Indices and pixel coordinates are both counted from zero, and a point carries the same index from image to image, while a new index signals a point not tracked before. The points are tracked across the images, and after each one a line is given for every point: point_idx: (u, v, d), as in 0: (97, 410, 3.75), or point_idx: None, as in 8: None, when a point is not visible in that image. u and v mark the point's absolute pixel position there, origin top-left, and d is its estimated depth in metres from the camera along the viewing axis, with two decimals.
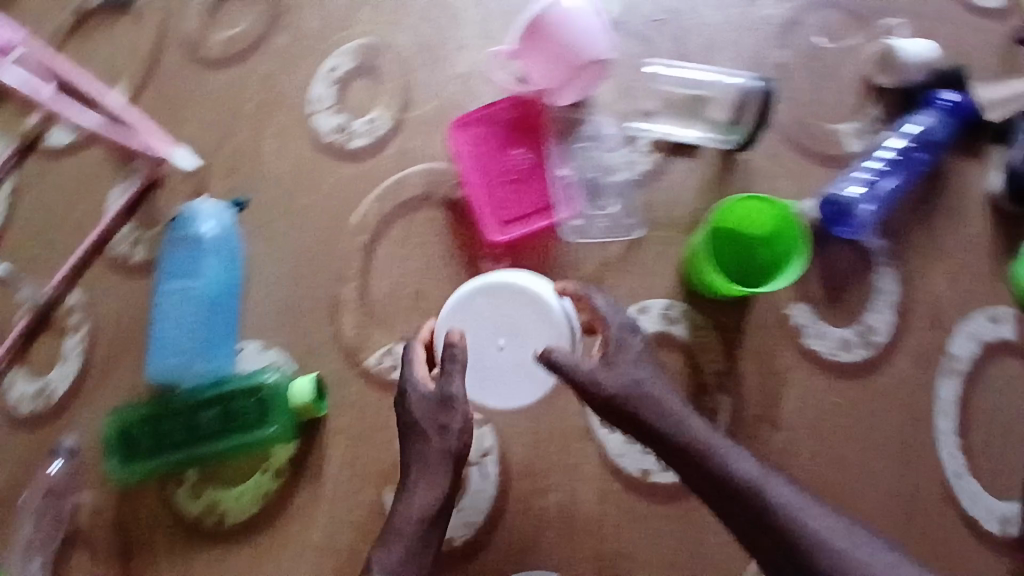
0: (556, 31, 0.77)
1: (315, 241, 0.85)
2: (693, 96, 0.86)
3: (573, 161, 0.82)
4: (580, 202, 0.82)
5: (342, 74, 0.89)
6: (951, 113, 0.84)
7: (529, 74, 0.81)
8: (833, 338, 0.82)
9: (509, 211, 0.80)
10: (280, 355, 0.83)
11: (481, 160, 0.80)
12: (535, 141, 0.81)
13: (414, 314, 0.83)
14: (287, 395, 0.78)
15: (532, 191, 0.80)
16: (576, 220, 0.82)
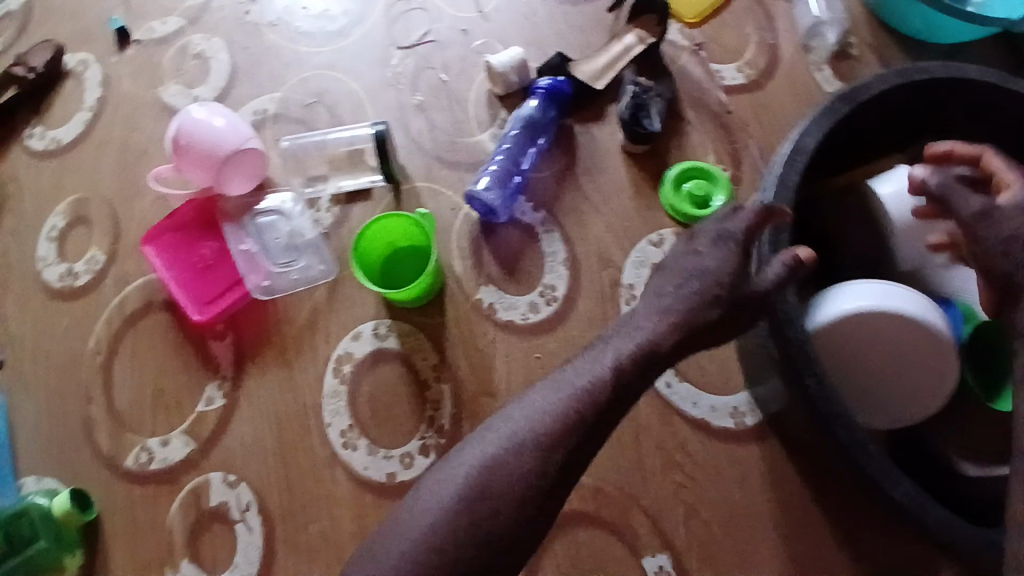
0: (195, 142, 0.93)
1: (65, 374, 0.96)
2: (352, 152, 1.04)
3: (253, 236, 0.96)
4: (269, 265, 0.95)
5: (62, 231, 1.04)
6: (550, 97, 1.03)
7: (192, 172, 0.95)
8: (522, 305, 0.94)
9: (207, 293, 0.93)
10: (55, 478, 0.91)
11: (169, 258, 0.93)
12: (215, 231, 0.95)
13: (156, 411, 0.91)
14: (50, 509, 0.84)
15: (222, 272, 0.94)
16: (265, 280, 0.94)
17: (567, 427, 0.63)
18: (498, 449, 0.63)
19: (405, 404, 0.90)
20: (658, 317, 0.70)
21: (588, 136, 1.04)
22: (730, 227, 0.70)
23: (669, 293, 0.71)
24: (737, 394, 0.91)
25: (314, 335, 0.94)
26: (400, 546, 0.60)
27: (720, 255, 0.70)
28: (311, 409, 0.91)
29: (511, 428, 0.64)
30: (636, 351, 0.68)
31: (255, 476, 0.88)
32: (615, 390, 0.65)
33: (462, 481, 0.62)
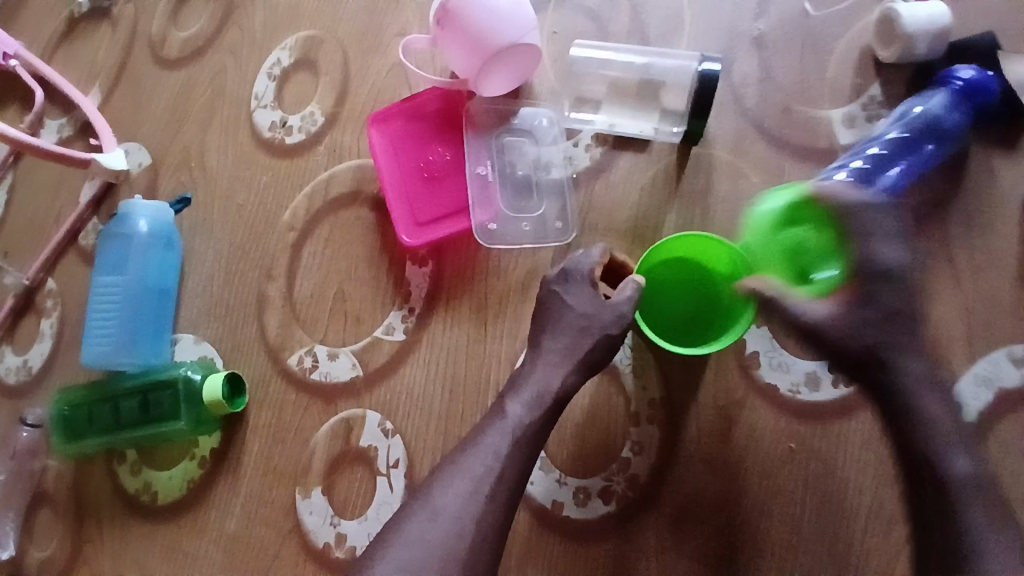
0: (463, 15, 0.71)
1: (250, 236, 0.85)
2: (644, 81, 0.75)
3: (492, 158, 0.76)
4: (502, 203, 0.75)
5: (284, 69, 0.89)
6: (969, 94, 0.66)
7: (456, 45, 0.72)
8: (797, 372, 0.68)
9: (424, 210, 0.76)
10: (211, 346, 0.83)
11: (395, 156, 0.77)
12: (452, 137, 0.76)
13: (334, 317, 0.81)
14: (203, 389, 0.76)
15: (446, 191, 0.76)
16: (491, 223, 0.75)
17: (522, 428, 0.62)
18: (489, 459, 0.60)
19: (601, 431, 0.71)
20: (533, 402, 0.64)
21: (993, 167, 0.69)
22: (590, 313, 0.66)
23: (553, 361, 0.65)
24: None
25: (522, 302, 0.76)
26: (430, 560, 0.55)
27: (583, 294, 0.67)
28: (493, 388, 0.75)
29: (489, 443, 0.61)
30: (536, 406, 0.63)
31: (412, 434, 0.76)
32: (545, 413, 0.64)
33: (474, 485, 0.59)
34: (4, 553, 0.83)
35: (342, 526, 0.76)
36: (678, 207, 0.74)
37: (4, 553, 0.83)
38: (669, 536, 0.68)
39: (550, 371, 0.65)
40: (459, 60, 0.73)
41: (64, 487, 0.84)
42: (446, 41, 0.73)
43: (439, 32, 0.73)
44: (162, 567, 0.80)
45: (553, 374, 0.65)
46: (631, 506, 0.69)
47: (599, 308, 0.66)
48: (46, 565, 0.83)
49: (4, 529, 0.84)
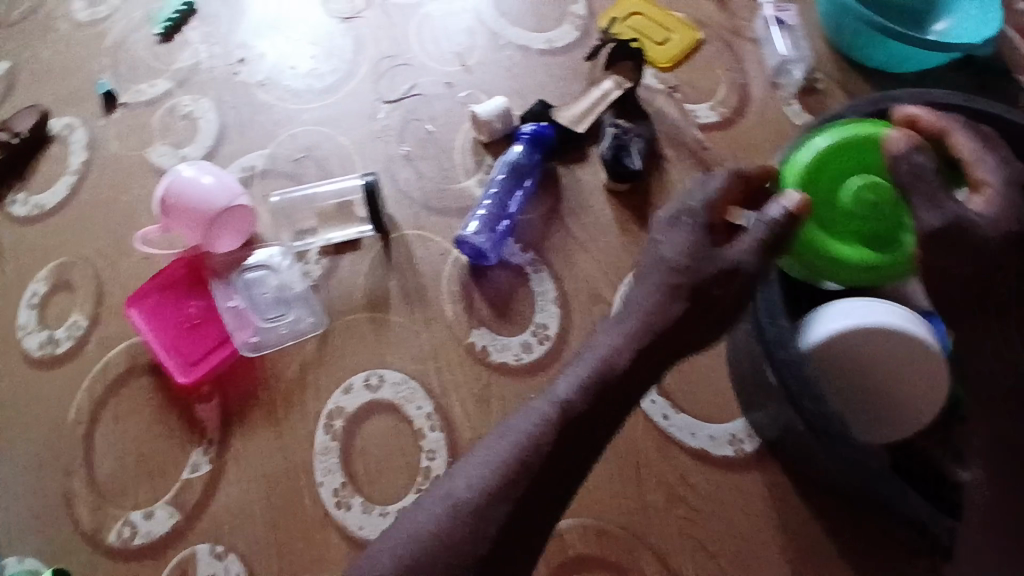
0: (175, 202, 0.94)
1: (44, 445, 0.91)
2: (341, 204, 1.05)
3: (241, 292, 0.96)
4: (257, 321, 0.94)
5: (42, 296, 1.02)
6: (536, 141, 1.03)
7: (181, 224, 0.95)
8: (515, 345, 0.94)
9: (193, 352, 0.92)
10: (32, 557, 0.86)
11: (158, 319, 0.93)
12: (199, 291, 0.95)
13: (142, 478, 0.88)
14: None
15: (209, 331, 0.93)
16: (253, 335, 0.93)
17: (562, 414, 0.66)
18: (472, 481, 0.64)
19: (399, 457, 0.88)
20: (578, 382, 0.68)
21: (573, 177, 1.04)
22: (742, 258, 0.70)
23: (613, 335, 0.72)
24: (734, 422, 0.89)
25: (303, 391, 0.91)
26: None
27: (676, 240, 0.73)
28: (303, 469, 0.87)
29: (480, 460, 0.65)
30: (584, 384, 0.68)
31: (245, 545, 0.84)
32: (589, 392, 0.67)
33: (414, 529, 0.62)
34: None
35: None
36: (392, 275, 0.98)
37: None
38: None
39: (623, 324, 0.73)
40: (188, 233, 0.95)
41: None
42: (174, 224, 0.95)
43: (166, 219, 0.96)
44: None
45: (608, 337, 0.72)
46: None
47: (699, 262, 0.71)
48: None
49: None
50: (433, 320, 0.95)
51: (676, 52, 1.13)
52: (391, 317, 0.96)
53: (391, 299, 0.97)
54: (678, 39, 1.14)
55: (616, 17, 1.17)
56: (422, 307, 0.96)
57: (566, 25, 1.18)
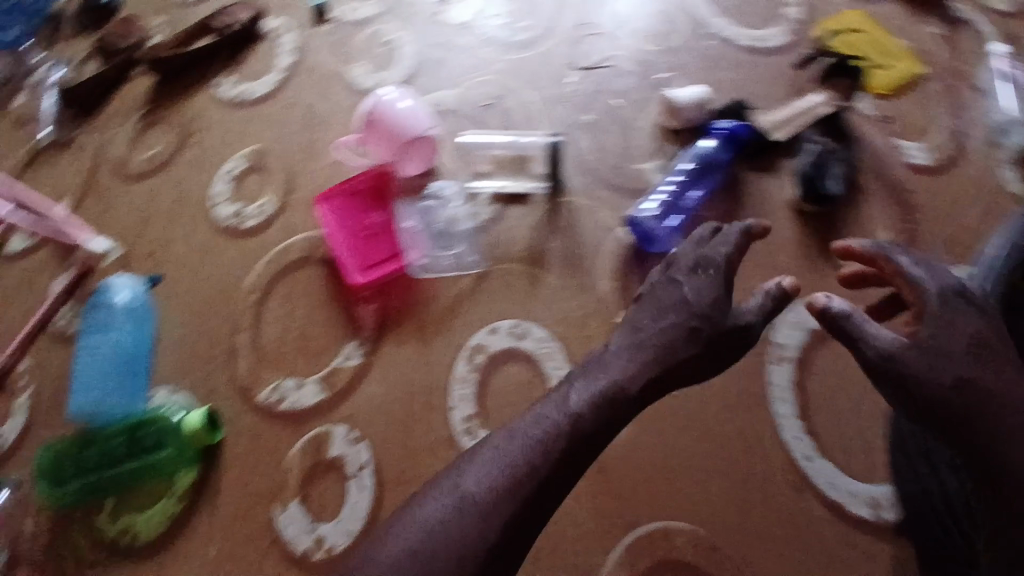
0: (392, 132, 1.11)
1: (216, 301, 1.01)
2: (518, 155, 1.07)
3: (417, 214, 1.02)
4: (429, 245, 1.01)
5: (239, 174, 1.12)
6: (731, 137, 1.03)
7: (380, 142, 1.04)
8: None
9: (367, 258, 0.99)
10: (185, 394, 0.94)
11: (342, 223, 1.01)
12: (380, 203, 1.03)
13: (296, 355, 0.97)
14: (182, 423, 0.87)
15: (384, 243, 1.00)
16: (424, 258, 1.00)
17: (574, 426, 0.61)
18: (476, 485, 0.58)
19: (529, 406, 0.92)
20: (595, 398, 0.64)
21: (755, 187, 1.03)
22: (690, 252, 0.75)
23: (588, 391, 0.65)
24: (877, 484, 0.88)
25: (454, 320, 0.97)
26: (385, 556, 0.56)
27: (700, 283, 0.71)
28: (439, 390, 0.94)
29: (496, 456, 0.60)
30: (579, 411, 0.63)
31: (378, 439, 0.92)
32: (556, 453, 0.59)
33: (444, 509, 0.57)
34: None
35: (321, 530, 0.86)
36: (558, 236, 1.02)
37: None
38: (594, 476, 0.90)
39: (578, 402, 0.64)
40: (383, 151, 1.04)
41: (34, 552, 0.88)
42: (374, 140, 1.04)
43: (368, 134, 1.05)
44: None
45: (617, 364, 0.67)
46: None
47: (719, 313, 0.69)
48: None
49: None
50: (585, 291, 0.98)
51: (893, 83, 1.08)
52: (548, 276, 0.99)
53: (551, 259, 1.00)
54: (897, 70, 1.09)
55: (830, 31, 1.13)
56: (578, 275, 0.99)
57: (779, 29, 1.14)
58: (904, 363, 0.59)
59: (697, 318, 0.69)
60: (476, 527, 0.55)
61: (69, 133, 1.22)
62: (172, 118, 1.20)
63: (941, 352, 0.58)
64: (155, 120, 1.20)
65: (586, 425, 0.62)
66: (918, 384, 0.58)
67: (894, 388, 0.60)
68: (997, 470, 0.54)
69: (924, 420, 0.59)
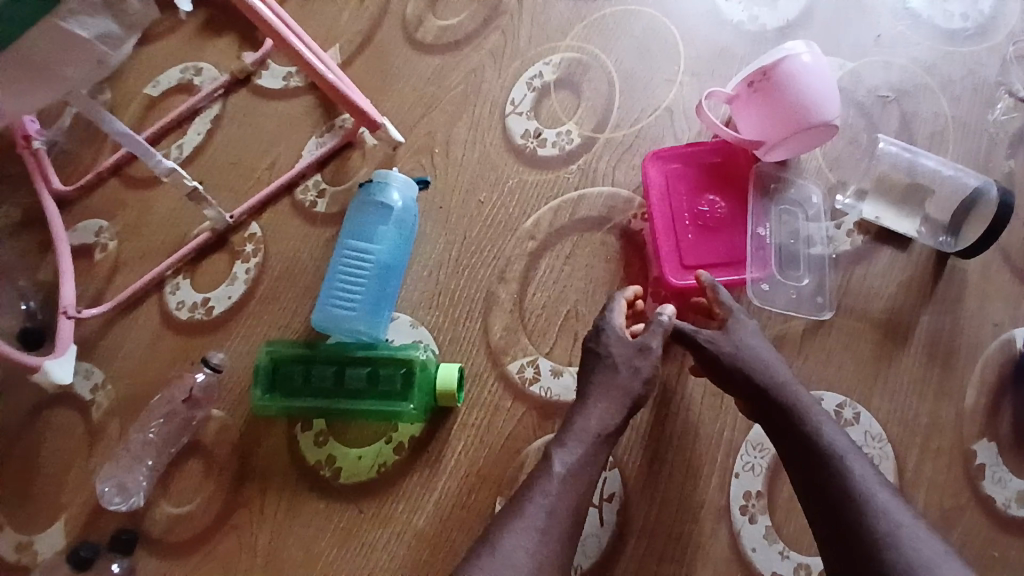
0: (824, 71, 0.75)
1: (486, 235, 0.84)
2: (913, 185, 0.80)
3: (773, 222, 0.79)
4: (774, 267, 0.78)
5: (545, 83, 0.92)
6: None
7: (752, 111, 0.76)
8: (1011, 489, 0.72)
9: (692, 254, 0.78)
10: (429, 333, 0.80)
11: (673, 199, 0.79)
12: (727, 190, 0.79)
13: (562, 333, 0.80)
14: (436, 376, 0.74)
15: (719, 244, 0.78)
16: (763, 284, 0.77)
17: (582, 467, 0.64)
18: (543, 501, 0.62)
19: None
20: (577, 442, 0.66)
21: None
22: (621, 357, 0.69)
23: (597, 403, 0.67)
24: None
25: None
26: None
27: (619, 338, 0.70)
28: (724, 446, 0.73)
29: (542, 487, 0.63)
30: (582, 446, 0.65)
31: (630, 472, 0.73)
32: (593, 453, 0.66)
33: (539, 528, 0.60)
34: (123, 506, 0.79)
35: None
36: (931, 310, 0.77)
37: (122, 506, 0.79)
38: None
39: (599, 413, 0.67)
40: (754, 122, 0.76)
41: (225, 442, 0.79)
42: (743, 106, 0.77)
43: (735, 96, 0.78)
44: (331, 552, 0.74)
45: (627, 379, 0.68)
46: None
47: (645, 353, 0.69)
48: (174, 524, 0.78)
49: (136, 478, 0.79)
50: (947, 395, 0.74)
51: None
52: (902, 355, 0.76)
53: (915, 336, 0.76)
54: None
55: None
56: (942, 370, 0.75)
57: None
58: (788, 389, 0.65)
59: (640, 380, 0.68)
60: (563, 543, 0.61)
61: None
62: None
63: (775, 382, 0.66)
64: None
65: (578, 481, 0.64)
66: (783, 444, 0.64)
67: (752, 396, 0.67)
68: (861, 531, 0.55)
69: (807, 491, 0.60)
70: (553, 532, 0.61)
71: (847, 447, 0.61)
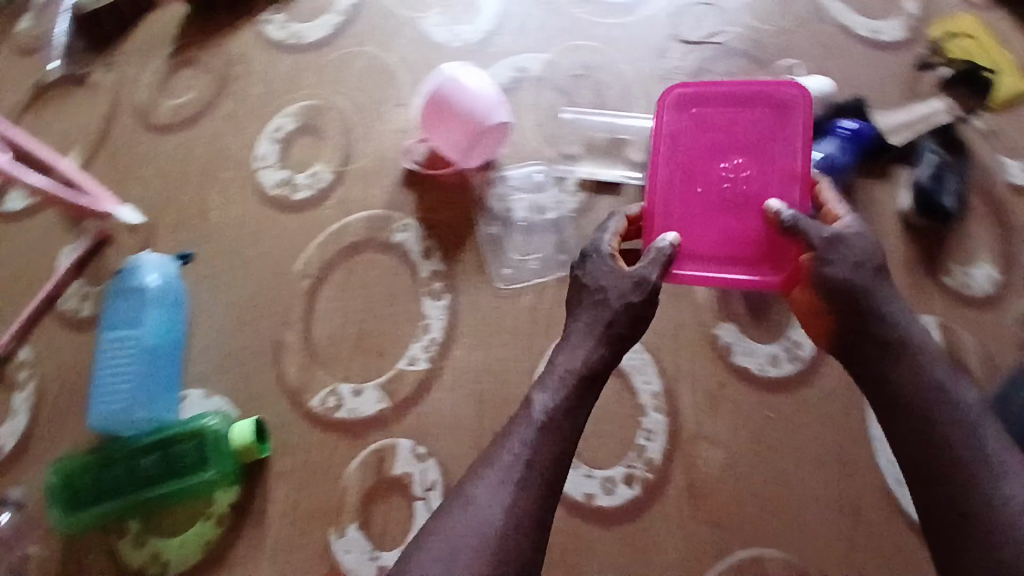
0: (454, 102, 0.84)
1: (263, 287, 0.89)
2: (613, 140, 0.95)
3: (496, 221, 0.91)
4: (510, 252, 0.89)
5: (287, 133, 0.98)
6: (853, 140, 0.91)
7: (443, 131, 0.87)
8: (760, 354, 0.86)
9: (696, 242, 0.76)
10: (224, 398, 0.85)
11: (712, 157, 0.76)
12: (752, 152, 0.75)
13: (353, 352, 0.85)
14: (230, 436, 0.78)
15: (753, 216, 0.75)
16: (506, 268, 0.88)
17: (552, 422, 0.63)
18: (516, 449, 0.62)
19: (617, 427, 0.83)
20: (558, 387, 0.66)
21: (867, 193, 0.93)
22: (613, 287, 0.70)
23: (564, 350, 0.68)
24: None
25: (535, 323, 0.86)
26: (461, 550, 0.56)
27: (603, 268, 0.72)
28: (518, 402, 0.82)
29: (518, 435, 0.62)
30: (562, 394, 0.65)
31: (445, 456, 0.80)
32: (569, 398, 0.65)
33: (504, 474, 0.60)
34: None
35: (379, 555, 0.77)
36: None
37: None
38: (685, 506, 0.80)
39: (572, 353, 0.68)
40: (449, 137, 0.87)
41: None
42: (434, 129, 0.87)
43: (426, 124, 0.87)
44: None
45: (580, 343, 0.68)
46: (652, 486, 0.80)
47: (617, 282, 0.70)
48: None
49: None
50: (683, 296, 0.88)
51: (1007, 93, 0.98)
52: None
53: None
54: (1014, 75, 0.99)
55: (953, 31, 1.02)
56: None
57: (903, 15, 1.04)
58: (907, 330, 0.66)
59: (630, 317, 0.69)
60: (537, 496, 0.59)
61: (83, 69, 1.07)
62: (207, 59, 1.05)
63: (886, 300, 0.67)
64: (186, 61, 1.05)
65: (558, 429, 0.63)
66: (871, 374, 0.66)
67: (867, 316, 0.67)
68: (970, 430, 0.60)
69: (907, 424, 0.62)
70: (527, 489, 0.59)
71: (952, 379, 0.63)
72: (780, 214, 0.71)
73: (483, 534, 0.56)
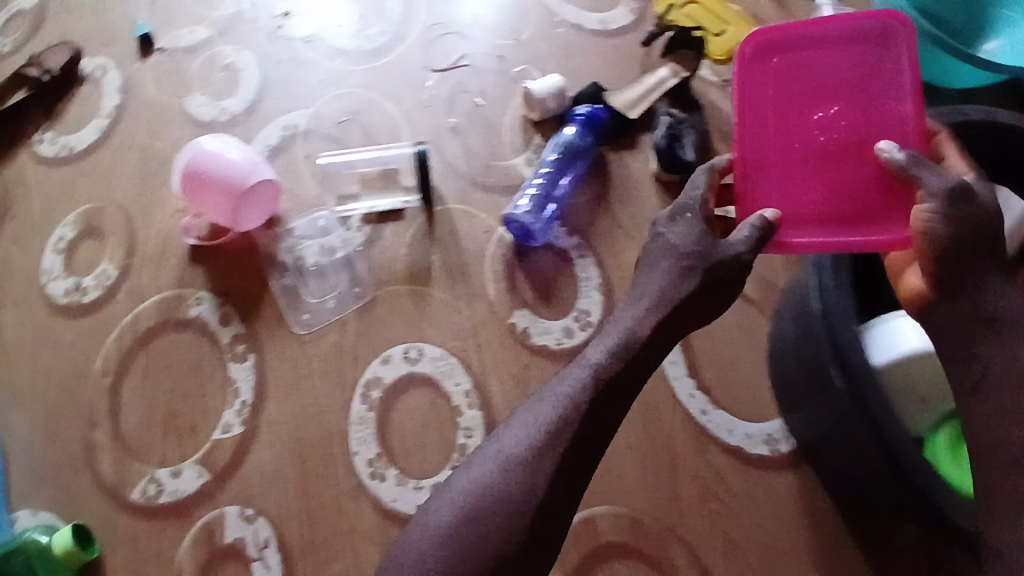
0: (208, 170, 0.90)
1: (65, 395, 0.90)
2: (384, 171, 1.02)
3: (290, 271, 0.94)
4: (306, 298, 0.92)
5: (70, 241, 0.99)
6: (589, 124, 1.03)
7: (208, 200, 0.91)
8: (556, 330, 0.94)
9: (788, 207, 0.67)
10: (50, 512, 0.86)
11: (829, 87, 0.67)
12: (851, 91, 0.66)
13: (167, 434, 0.88)
14: (52, 546, 0.80)
15: (813, 190, 0.67)
16: (304, 314, 0.91)
17: (624, 354, 0.63)
18: (559, 401, 0.61)
19: (435, 436, 0.87)
20: (611, 344, 0.64)
21: (622, 164, 1.03)
22: (678, 238, 0.67)
23: (635, 307, 0.66)
24: (771, 422, 0.89)
25: (340, 359, 0.89)
26: (457, 498, 0.59)
27: (682, 229, 0.67)
28: (336, 439, 0.86)
29: (574, 371, 0.63)
30: (618, 349, 0.63)
31: (274, 511, 0.83)
32: (662, 316, 0.64)
33: (521, 445, 0.60)
34: None
35: None
36: (436, 248, 0.97)
37: None
38: None
39: (663, 269, 0.66)
40: (215, 204, 0.91)
41: None
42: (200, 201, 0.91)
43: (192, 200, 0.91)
44: None
45: (653, 276, 0.66)
46: None
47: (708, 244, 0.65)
48: None
49: None
50: (476, 298, 0.95)
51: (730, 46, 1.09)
52: (433, 291, 0.94)
53: (433, 271, 0.96)
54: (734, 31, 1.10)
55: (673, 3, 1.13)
56: (464, 283, 0.95)
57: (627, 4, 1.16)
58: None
59: (735, 264, 0.65)
60: (559, 467, 0.59)
61: None
62: None
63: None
64: None
65: (635, 363, 0.63)
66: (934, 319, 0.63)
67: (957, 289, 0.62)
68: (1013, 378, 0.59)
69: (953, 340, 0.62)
70: (543, 467, 0.58)
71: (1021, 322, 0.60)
72: (892, 156, 0.63)
73: (472, 498, 0.58)
